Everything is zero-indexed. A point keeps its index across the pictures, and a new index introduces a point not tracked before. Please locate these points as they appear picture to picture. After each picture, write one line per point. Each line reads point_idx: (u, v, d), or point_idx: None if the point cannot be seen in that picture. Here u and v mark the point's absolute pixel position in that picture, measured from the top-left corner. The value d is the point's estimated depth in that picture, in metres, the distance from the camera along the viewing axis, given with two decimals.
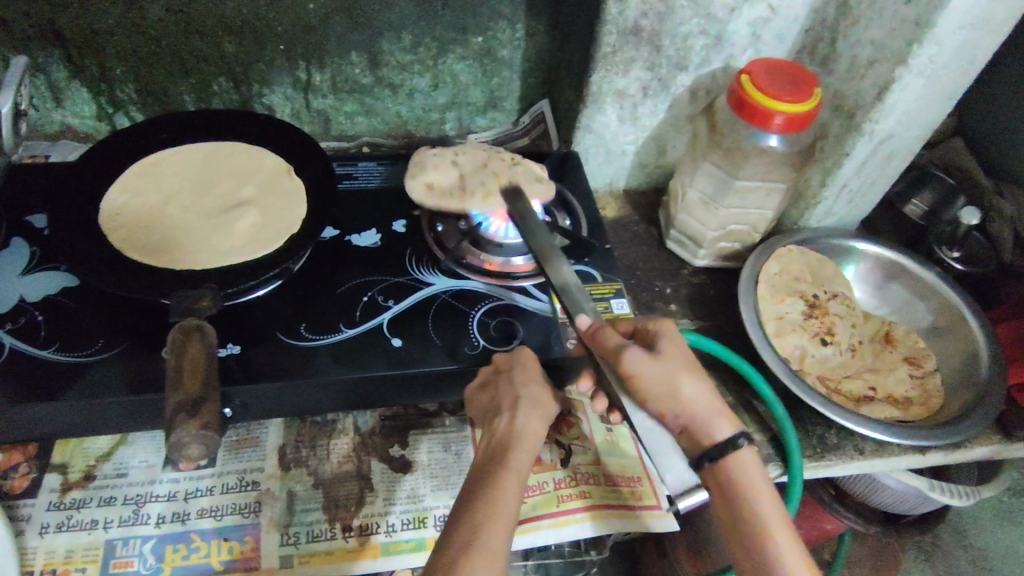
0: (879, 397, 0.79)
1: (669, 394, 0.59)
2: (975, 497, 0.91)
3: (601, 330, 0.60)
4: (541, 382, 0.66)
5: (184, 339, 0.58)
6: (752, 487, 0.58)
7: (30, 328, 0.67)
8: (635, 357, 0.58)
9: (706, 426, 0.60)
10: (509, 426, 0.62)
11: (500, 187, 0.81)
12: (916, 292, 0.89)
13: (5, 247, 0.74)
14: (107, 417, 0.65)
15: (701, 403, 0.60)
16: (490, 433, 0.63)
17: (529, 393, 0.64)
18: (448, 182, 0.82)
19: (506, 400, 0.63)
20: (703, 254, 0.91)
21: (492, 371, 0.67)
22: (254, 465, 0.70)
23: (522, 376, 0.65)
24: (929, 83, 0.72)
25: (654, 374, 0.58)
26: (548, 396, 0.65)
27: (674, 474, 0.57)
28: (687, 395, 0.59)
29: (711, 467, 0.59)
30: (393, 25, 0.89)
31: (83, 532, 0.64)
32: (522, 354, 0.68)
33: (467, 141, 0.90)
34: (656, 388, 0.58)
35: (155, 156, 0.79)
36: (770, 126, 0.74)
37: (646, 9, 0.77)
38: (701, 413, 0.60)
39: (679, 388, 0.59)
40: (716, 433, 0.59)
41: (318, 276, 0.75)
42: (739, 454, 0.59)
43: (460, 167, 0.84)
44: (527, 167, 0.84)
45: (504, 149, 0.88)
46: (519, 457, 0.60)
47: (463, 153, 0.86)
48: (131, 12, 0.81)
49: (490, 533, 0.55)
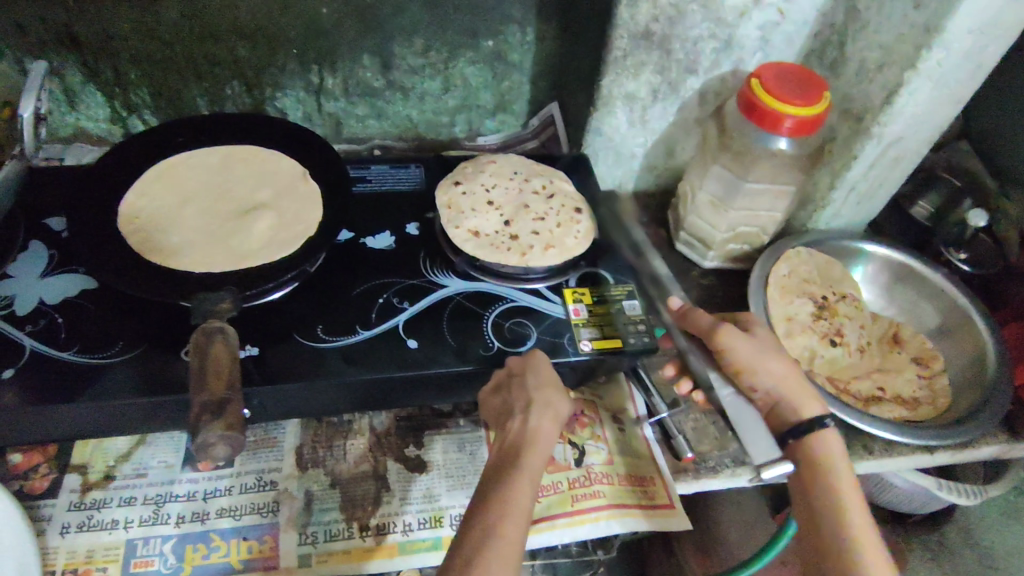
0: (888, 397, 0.80)
1: (759, 368, 0.71)
2: (981, 497, 0.90)
3: (693, 313, 0.76)
4: (556, 385, 0.67)
5: (206, 339, 0.59)
6: (828, 460, 0.67)
7: (50, 330, 0.68)
8: (733, 336, 0.73)
9: (795, 402, 0.70)
10: (523, 429, 0.64)
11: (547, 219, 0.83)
12: (923, 293, 0.90)
13: (23, 250, 0.75)
14: (127, 418, 0.66)
15: (790, 380, 0.71)
16: (505, 435, 0.64)
17: (544, 397, 0.65)
18: (490, 223, 0.82)
19: (521, 403, 0.65)
20: (712, 256, 0.92)
21: (507, 375, 0.68)
22: (271, 466, 0.71)
23: (537, 380, 0.66)
24: (939, 85, 0.72)
25: (749, 351, 0.72)
26: (562, 399, 0.66)
27: (760, 452, 0.72)
28: (778, 373, 0.71)
29: (797, 442, 0.69)
30: (405, 29, 0.90)
31: (103, 532, 0.65)
32: (537, 359, 0.69)
33: (486, 165, 0.89)
34: (749, 362, 0.72)
35: (170, 159, 0.80)
36: (780, 129, 0.74)
37: (657, 13, 0.78)
38: (790, 387, 0.71)
39: (770, 367, 0.71)
40: (805, 411, 0.70)
41: (334, 278, 0.76)
42: (824, 430, 0.68)
43: (496, 203, 0.84)
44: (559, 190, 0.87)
45: (529, 170, 0.89)
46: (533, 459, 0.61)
47: (491, 184, 0.86)
48: (148, 17, 0.82)
49: (506, 533, 0.56)
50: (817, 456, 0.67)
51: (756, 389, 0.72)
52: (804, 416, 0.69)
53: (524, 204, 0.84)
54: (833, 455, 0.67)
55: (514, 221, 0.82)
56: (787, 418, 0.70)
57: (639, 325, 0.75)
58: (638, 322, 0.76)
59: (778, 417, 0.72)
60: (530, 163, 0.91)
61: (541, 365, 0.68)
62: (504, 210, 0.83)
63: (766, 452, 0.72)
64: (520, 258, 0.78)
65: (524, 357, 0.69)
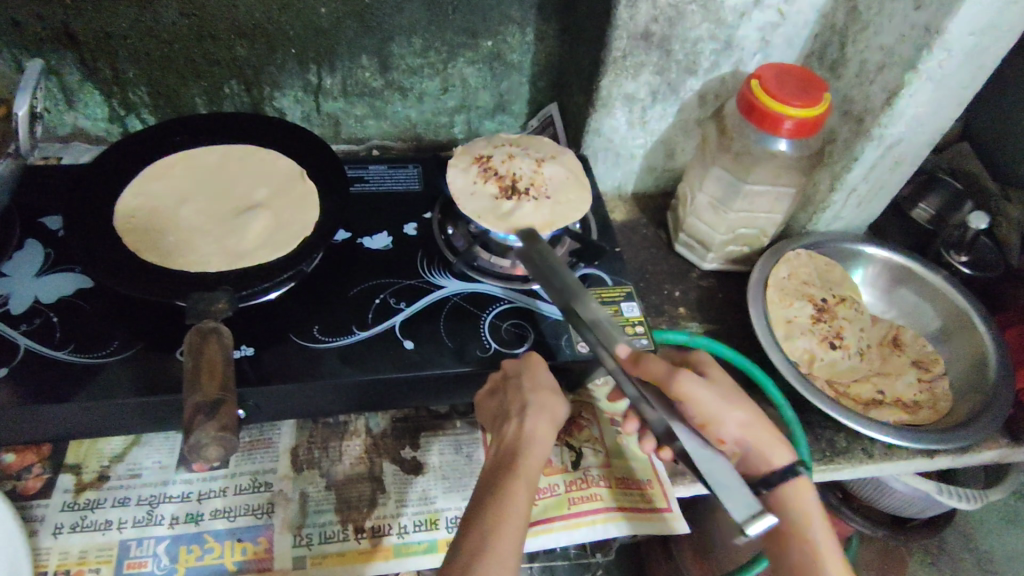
0: (888, 400, 0.79)
1: (723, 419, 0.64)
2: (983, 501, 0.90)
3: (646, 357, 0.58)
4: (552, 384, 0.66)
5: (201, 340, 0.59)
6: (803, 509, 0.63)
7: (45, 329, 0.68)
8: (692, 386, 0.62)
9: (762, 450, 0.64)
10: (518, 432, 0.62)
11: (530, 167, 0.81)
12: (923, 296, 0.89)
13: (19, 249, 0.74)
14: (122, 418, 0.65)
15: (759, 435, 0.64)
16: (500, 441, 0.63)
17: (540, 397, 0.64)
18: (528, 180, 0.80)
19: (515, 405, 0.64)
20: (712, 257, 0.91)
21: (501, 378, 0.67)
22: (266, 466, 0.71)
23: (532, 381, 0.66)
24: (940, 86, 0.72)
25: (710, 399, 0.62)
26: (558, 396, 0.66)
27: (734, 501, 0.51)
28: (742, 422, 0.64)
29: (768, 492, 0.64)
30: (404, 29, 0.90)
31: (97, 533, 0.64)
32: (533, 359, 0.68)
33: (470, 143, 0.86)
34: (716, 417, 0.63)
35: (168, 158, 0.80)
36: (780, 130, 0.74)
37: (656, 14, 0.78)
38: (757, 438, 0.64)
39: (731, 414, 0.64)
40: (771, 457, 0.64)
41: (330, 278, 0.76)
42: (796, 479, 0.63)
43: (516, 160, 0.82)
44: (550, 145, 0.87)
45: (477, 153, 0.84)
46: (531, 456, 0.61)
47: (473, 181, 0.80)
48: (145, 16, 0.82)
49: (505, 533, 0.56)
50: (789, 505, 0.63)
51: (723, 439, 0.65)
52: (775, 466, 0.64)
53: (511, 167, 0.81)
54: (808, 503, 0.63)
55: (539, 167, 0.81)
56: (756, 469, 0.65)
57: (638, 328, 0.75)
58: (637, 325, 0.76)
59: (746, 464, 0.66)
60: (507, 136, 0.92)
61: (537, 364, 0.67)
62: (525, 160, 0.82)
63: (745, 504, 0.51)
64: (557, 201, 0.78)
65: (519, 359, 0.68)
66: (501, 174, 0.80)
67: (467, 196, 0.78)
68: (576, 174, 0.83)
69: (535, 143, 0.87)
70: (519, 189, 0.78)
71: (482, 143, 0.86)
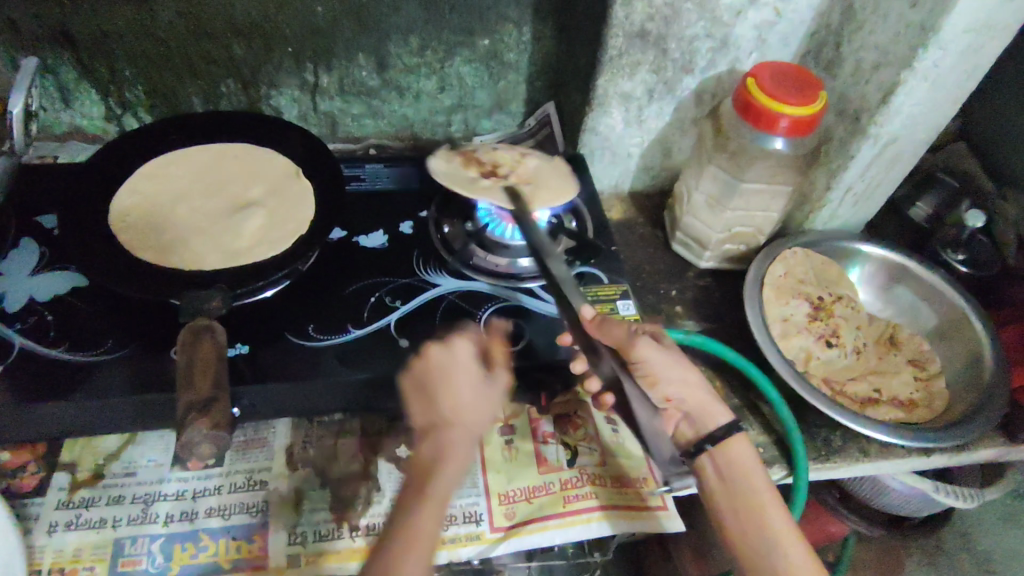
0: (884, 399, 0.79)
1: (673, 381, 0.68)
2: (980, 499, 0.90)
3: (607, 321, 0.63)
4: (473, 386, 0.61)
5: (193, 338, 0.58)
6: (746, 466, 0.66)
7: (39, 328, 0.68)
8: (645, 349, 0.67)
9: (704, 410, 0.69)
10: (435, 450, 0.57)
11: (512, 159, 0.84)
12: (920, 294, 0.89)
13: (14, 247, 0.74)
14: (116, 416, 0.65)
15: (699, 395, 0.69)
16: (415, 459, 0.58)
17: (461, 411, 0.59)
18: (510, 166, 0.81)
19: (436, 422, 0.59)
20: (708, 256, 0.91)
21: (425, 378, 0.62)
22: (261, 465, 0.71)
23: (454, 391, 0.60)
24: (936, 85, 0.72)
25: (661, 362, 0.67)
26: (483, 405, 0.61)
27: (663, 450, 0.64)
28: (688, 381, 0.69)
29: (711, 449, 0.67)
30: (401, 28, 0.90)
31: (91, 531, 0.64)
32: (456, 359, 0.62)
33: (462, 144, 0.90)
34: (666, 375, 0.67)
35: (164, 157, 0.80)
36: (775, 129, 0.74)
37: (652, 12, 0.78)
38: (699, 398, 0.68)
39: (680, 376, 0.68)
40: (712, 414, 0.68)
41: (326, 277, 0.76)
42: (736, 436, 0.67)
43: (499, 153, 0.84)
44: (538, 147, 0.90)
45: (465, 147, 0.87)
46: (446, 477, 0.56)
47: (453, 161, 0.82)
48: (141, 14, 0.82)
49: (407, 568, 0.52)
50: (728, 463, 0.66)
51: (670, 398, 0.69)
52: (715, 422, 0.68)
53: (494, 157, 0.83)
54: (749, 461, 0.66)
55: (522, 160, 0.84)
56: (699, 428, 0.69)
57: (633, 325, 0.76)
58: (632, 322, 0.77)
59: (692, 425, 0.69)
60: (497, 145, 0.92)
61: (459, 368, 0.62)
62: (508, 152, 0.85)
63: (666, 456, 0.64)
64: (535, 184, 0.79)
65: (441, 355, 0.63)
66: (483, 162, 0.82)
67: (446, 170, 0.80)
68: (563, 165, 0.84)
69: (525, 152, 0.90)
70: (499, 174, 0.80)
71: (466, 143, 0.88)
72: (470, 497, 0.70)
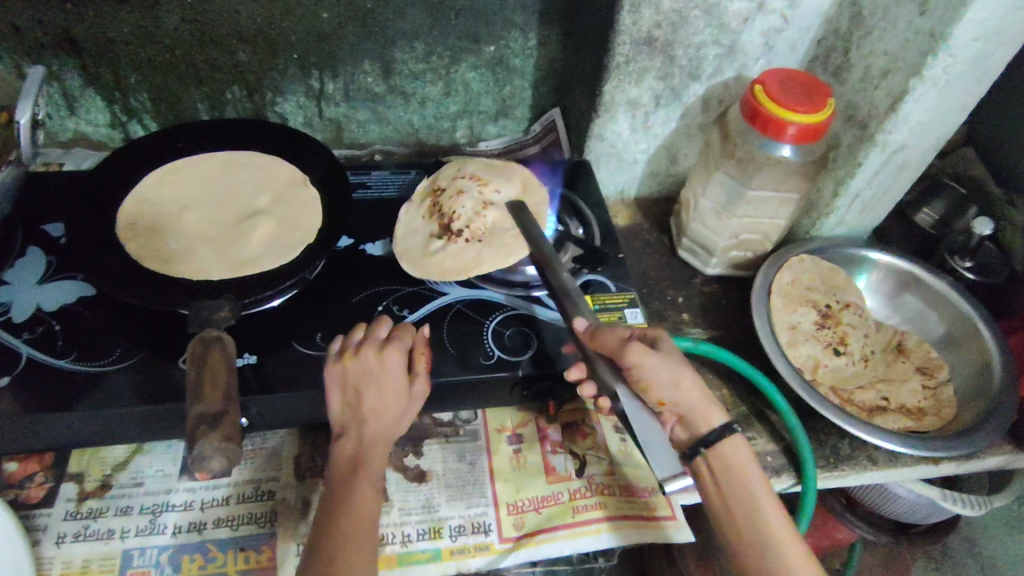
0: (892, 407, 0.79)
1: (671, 382, 0.62)
2: (987, 507, 0.89)
3: (600, 331, 0.64)
4: (394, 393, 0.64)
5: (204, 348, 0.58)
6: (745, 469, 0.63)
7: (47, 337, 0.67)
8: (639, 354, 0.61)
9: (700, 413, 0.64)
10: (357, 444, 0.63)
11: (473, 207, 0.81)
12: (928, 302, 0.89)
13: (21, 256, 0.74)
14: (123, 426, 0.65)
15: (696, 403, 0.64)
16: (336, 450, 0.63)
17: (381, 414, 0.63)
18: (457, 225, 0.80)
19: (354, 420, 0.63)
20: (715, 263, 0.91)
21: (349, 375, 0.63)
22: (269, 475, 0.70)
23: (377, 398, 0.63)
24: (945, 92, 0.71)
25: (657, 367, 0.62)
26: (400, 415, 0.64)
27: (660, 461, 0.62)
28: (687, 387, 0.63)
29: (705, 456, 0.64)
30: (406, 34, 0.89)
31: (100, 542, 0.64)
32: (387, 368, 0.64)
33: (438, 170, 0.88)
34: (659, 381, 0.62)
35: (171, 165, 0.80)
36: (783, 136, 0.74)
37: (660, 19, 0.78)
38: (695, 402, 0.64)
39: (680, 378, 0.63)
40: (711, 417, 0.64)
41: (333, 285, 0.76)
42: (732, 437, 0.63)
43: (463, 202, 0.82)
44: (525, 184, 0.86)
45: (437, 181, 0.86)
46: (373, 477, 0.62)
47: (416, 217, 0.83)
48: (147, 20, 0.82)
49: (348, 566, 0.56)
50: (727, 467, 0.63)
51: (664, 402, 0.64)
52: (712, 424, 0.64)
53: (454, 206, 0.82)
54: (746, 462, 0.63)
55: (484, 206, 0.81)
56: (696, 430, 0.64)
57: None
58: None
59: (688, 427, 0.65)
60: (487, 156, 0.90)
61: (382, 373, 0.63)
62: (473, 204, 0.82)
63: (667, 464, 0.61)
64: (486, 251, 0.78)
65: (373, 362, 0.64)
66: (444, 215, 0.82)
67: (405, 232, 0.81)
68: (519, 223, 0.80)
69: (501, 177, 0.86)
70: (454, 233, 0.80)
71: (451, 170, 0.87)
72: (479, 507, 0.70)
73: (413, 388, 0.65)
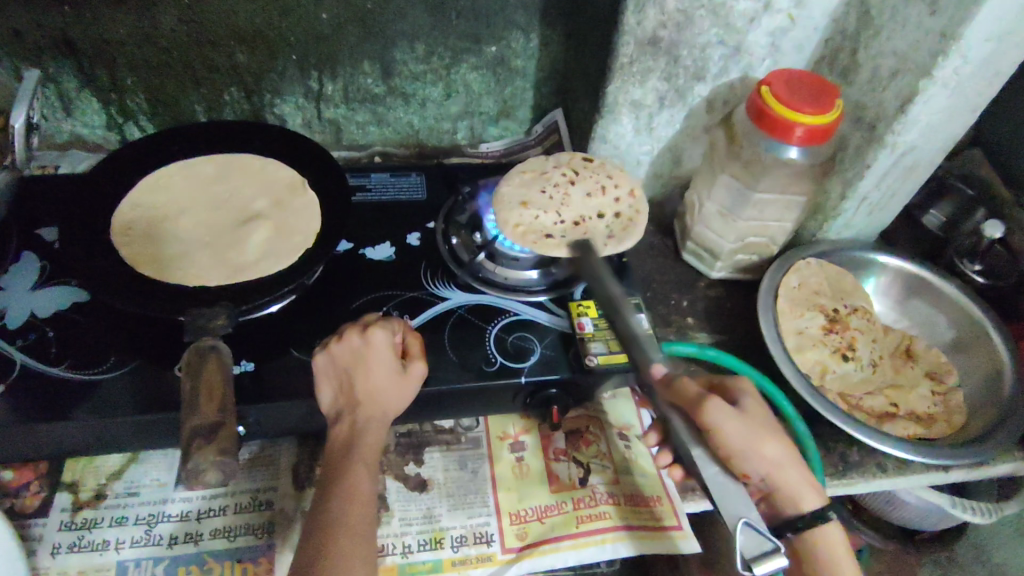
0: (901, 413, 0.77)
1: (753, 454, 0.60)
2: (996, 515, 0.87)
3: (679, 382, 0.60)
4: (384, 370, 0.62)
5: (199, 359, 0.58)
6: (828, 546, 0.62)
7: (40, 344, 0.66)
8: (721, 418, 0.59)
9: (789, 492, 0.62)
10: (351, 429, 0.61)
11: (576, 192, 0.80)
12: (938, 306, 0.87)
13: (16, 261, 0.73)
14: (118, 435, 0.64)
15: (783, 466, 0.62)
16: (331, 437, 0.61)
17: (376, 394, 0.61)
18: (598, 227, 0.76)
19: (348, 405, 0.61)
20: (720, 266, 0.90)
21: (334, 364, 0.63)
22: (267, 484, 0.69)
23: (368, 375, 0.61)
24: (955, 93, 0.70)
25: (735, 432, 0.59)
26: (395, 396, 0.62)
27: (747, 533, 0.56)
28: (771, 458, 0.61)
29: (796, 536, 0.62)
30: (406, 35, 0.88)
31: (94, 553, 0.63)
32: (371, 348, 0.62)
33: (502, 190, 0.80)
34: (739, 450, 0.60)
35: (166, 168, 0.78)
36: (791, 138, 0.72)
37: (664, 19, 0.76)
38: (781, 477, 0.62)
39: (759, 449, 0.60)
40: (796, 497, 0.62)
41: (332, 291, 0.74)
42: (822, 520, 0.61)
43: (565, 190, 0.80)
44: (587, 162, 0.84)
45: (525, 190, 0.80)
46: (371, 475, 0.60)
47: (547, 218, 0.76)
48: (144, 22, 0.80)
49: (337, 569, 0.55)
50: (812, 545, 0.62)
51: (750, 474, 0.62)
52: (798, 506, 0.62)
53: (566, 197, 0.79)
54: (832, 538, 0.62)
55: (583, 186, 0.80)
56: (783, 511, 0.63)
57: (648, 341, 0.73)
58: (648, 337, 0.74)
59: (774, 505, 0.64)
60: (520, 165, 0.84)
61: (369, 353, 0.62)
62: (603, 196, 0.79)
63: (756, 538, 0.55)
64: (635, 215, 0.78)
65: (359, 342, 0.63)
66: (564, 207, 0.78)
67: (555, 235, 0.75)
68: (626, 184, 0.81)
69: (573, 171, 0.82)
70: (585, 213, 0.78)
71: (516, 180, 0.81)
72: (481, 517, 0.69)
73: (408, 367, 0.63)
